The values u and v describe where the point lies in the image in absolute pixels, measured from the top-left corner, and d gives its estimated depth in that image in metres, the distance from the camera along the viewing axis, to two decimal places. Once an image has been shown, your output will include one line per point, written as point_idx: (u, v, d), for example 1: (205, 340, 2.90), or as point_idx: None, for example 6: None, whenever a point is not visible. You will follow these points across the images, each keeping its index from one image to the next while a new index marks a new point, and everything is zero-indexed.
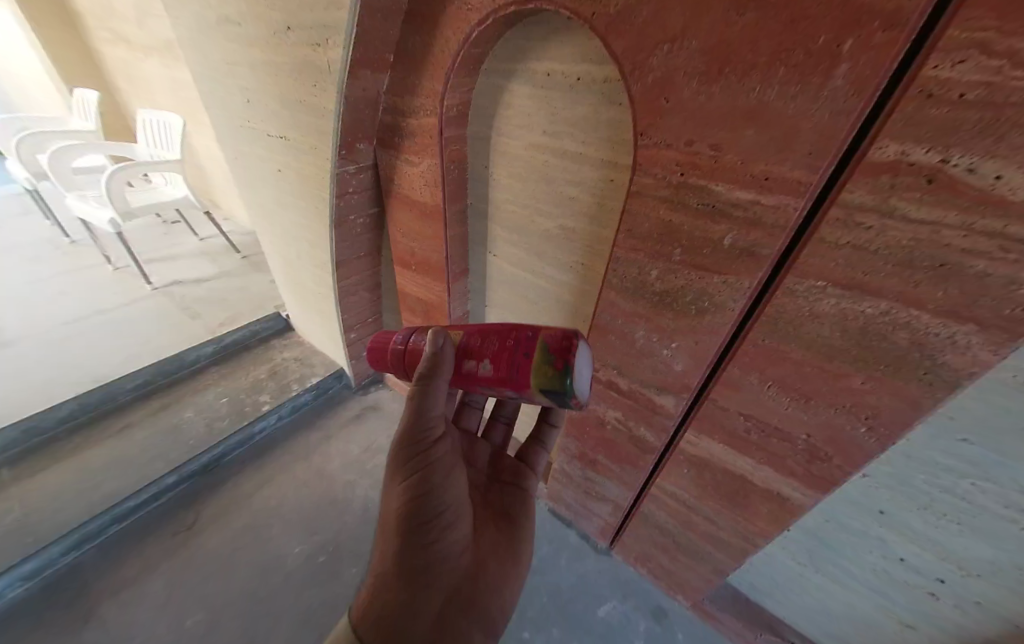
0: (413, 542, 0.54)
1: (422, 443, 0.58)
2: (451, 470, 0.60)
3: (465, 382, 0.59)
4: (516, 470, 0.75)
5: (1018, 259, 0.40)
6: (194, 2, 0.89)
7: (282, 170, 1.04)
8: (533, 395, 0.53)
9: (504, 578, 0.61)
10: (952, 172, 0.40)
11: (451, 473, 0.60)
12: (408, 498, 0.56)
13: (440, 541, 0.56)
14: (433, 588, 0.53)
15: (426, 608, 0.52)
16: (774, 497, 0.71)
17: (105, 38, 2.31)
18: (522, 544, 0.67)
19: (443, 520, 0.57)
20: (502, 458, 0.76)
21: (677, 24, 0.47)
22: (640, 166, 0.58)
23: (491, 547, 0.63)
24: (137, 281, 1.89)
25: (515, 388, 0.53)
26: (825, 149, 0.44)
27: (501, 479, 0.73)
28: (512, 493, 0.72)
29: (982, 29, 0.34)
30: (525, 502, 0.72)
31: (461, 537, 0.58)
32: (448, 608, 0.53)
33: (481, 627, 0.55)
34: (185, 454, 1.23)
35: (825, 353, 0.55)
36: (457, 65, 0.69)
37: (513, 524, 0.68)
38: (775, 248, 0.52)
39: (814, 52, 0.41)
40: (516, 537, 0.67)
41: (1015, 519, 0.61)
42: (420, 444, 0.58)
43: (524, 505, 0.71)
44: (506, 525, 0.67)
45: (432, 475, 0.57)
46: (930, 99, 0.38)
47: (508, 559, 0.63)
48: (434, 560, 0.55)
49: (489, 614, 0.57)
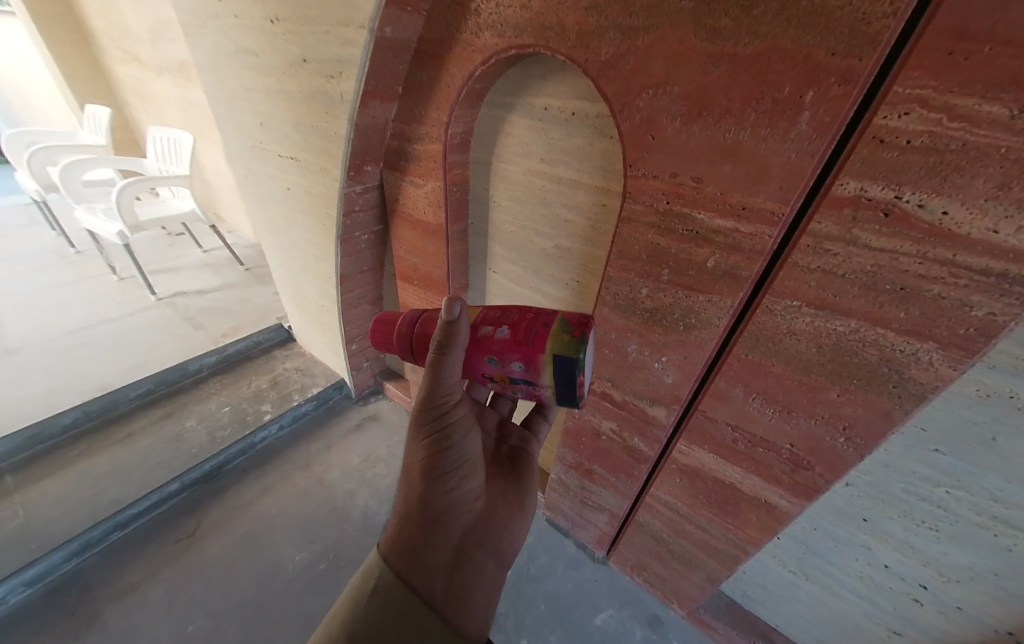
0: (434, 489, 0.57)
1: (443, 403, 0.61)
2: (468, 428, 0.64)
3: (475, 351, 0.61)
4: (522, 435, 0.79)
5: (967, 284, 0.45)
6: (213, 33, 0.95)
7: (291, 188, 1.08)
8: (543, 364, 0.57)
9: (513, 524, 0.65)
10: (905, 208, 0.45)
11: (469, 430, 0.64)
12: (430, 450, 0.59)
13: (458, 490, 0.59)
14: (452, 527, 0.57)
15: (447, 541, 0.55)
16: (762, 505, 0.74)
17: (117, 57, 2.39)
18: (529, 498, 0.71)
19: (460, 471, 0.60)
20: (508, 423, 0.80)
21: (660, 71, 0.52)
22: (629, 194, 0.63)
23: (501, 496, 0.67)
24: (141, 292, 1.93)
25: (527, 354, 0.57)
26: (793, 185, 0.49)
27: (508, 441, 0.77)
28: (519, 453, 0.76)
29: (922, 87, 0.40)
30: (531, 462, 0.76)
31: (477, 486, 0.62)
32: (465, 543, 0.57)
33: (494, 560, 0.59)
34: (187, 463, 1.25)
35: (803, 368, 0.59)
36: (461, 98, 0.75)
37: (520, 479, 0.72)
38: (754, 271, 0.56)
39: (780, 101, 0.46)
40: (524, 490, 0.71)
41: (987, 526, 0.65)
42: (440, 403, 0.60)
43: (530, 465, 0.76)
44: (514, 480, 0.71)
45: (451, 432, 0.61)
46: (882, 144, 0.44)
47: (516, 508, 0.67)
48: (452, 505, 0.58)
49: (499, 549, 0.61)
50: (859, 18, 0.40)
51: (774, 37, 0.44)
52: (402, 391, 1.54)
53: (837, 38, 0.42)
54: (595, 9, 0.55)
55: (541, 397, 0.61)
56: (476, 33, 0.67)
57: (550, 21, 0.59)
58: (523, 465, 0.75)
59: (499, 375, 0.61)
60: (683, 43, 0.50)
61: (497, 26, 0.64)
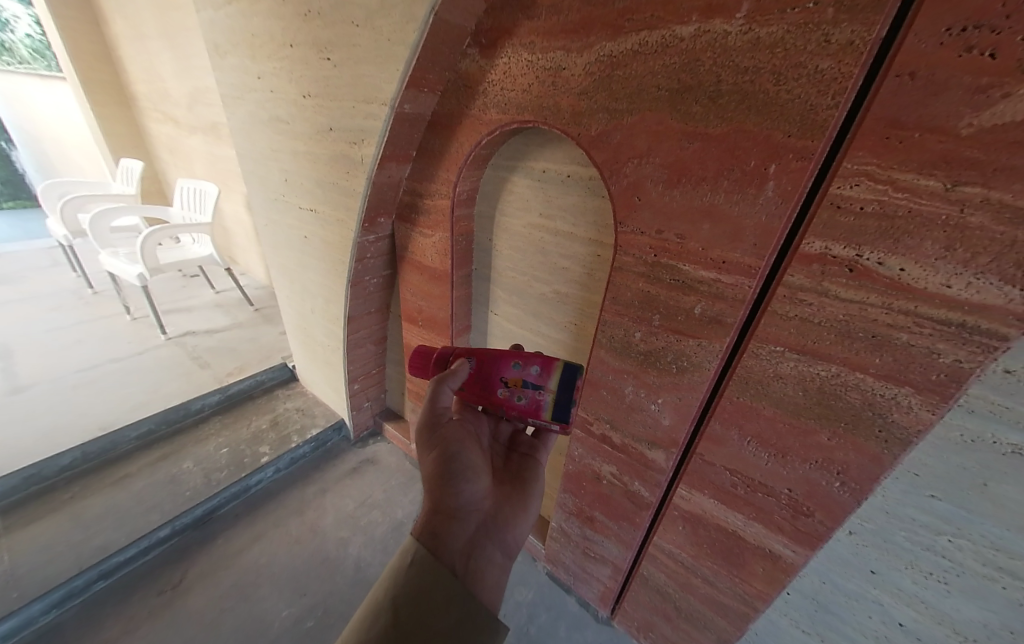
0: (444, 492, 0.62)
1: (441, 419, 0.69)
2: (466, 438, 0.70)
3: (502, 356, 0.72)
4: (531, 444, 0.80)
5: (932, 333, 0.48)
6: (250, 104, 1.07)
7: (308, 236, 1.16)
8: (555, 369, 0.71)
9: (518, 526, 0.67)
10: (866, 264, 0.50)
11: (468, 440, 0.70)
12: (435, 459, 0.65)
13: (466, 491, 0.63)
14: (464, 522, 0.61)
15: (461, 533, 0.59)
16: (768, 555, 0.72)
17: (154, 117, 2.61)
18: (536, 502, 0.72)
19: (466, 473, 0.65)
20: (518, 433, 0.81)
21: (643, 145, 0.60)
22: (620, 247, 0.69)
23: (510, 498, 0.69)
24: (151, 331, 1.97)
25: (545, 360, 0.71)
26: (766, 243, 0.55)
27: (518, 450, 0.78)
28: (527, 460, 0.76)
29: (867, 163, 0.46)
30: (540, 468, 0.76)
31: (484, 487, 0.66)
32: (477, 535, 0.61)
33: (502, 551, 0.61)
34: (180, 506, 1.23)
35: (792, 411, 0.61)
36: (468, 161, 0.84)
37: (527, 483, 0.73)
38: (738, 317, 0.61)
39: (748, 172, 0.53)
40: (531, 494, 0.72)
41: (992, 576, 0.64)
42: (438, 420, 0.68)
43: (536, 469, 0.76)
44: (523, 484, 0.72)
45: (452, 443, 0.67)
46: (839, 209, 0.49)
47: (524, 510, 0.69)
48: (462, 505, 0.62)
49: (506, 542, 0.63)
50: (808, 109, 0.48)
51: (738, 121, 0.52)
52: (401, 432, 1.54)
53: (792, 123, 0.49)
54: (585, 94, 0.63)
55: (540, 405, 0.72)
56: (484, 109, 0.76)
57: (547, 102, 0.68)
58: (530, 471, 0.75)
59: (516, 377, 0.72)
60: (661, 124, 0.58)
61: (501, 104, 0.73)
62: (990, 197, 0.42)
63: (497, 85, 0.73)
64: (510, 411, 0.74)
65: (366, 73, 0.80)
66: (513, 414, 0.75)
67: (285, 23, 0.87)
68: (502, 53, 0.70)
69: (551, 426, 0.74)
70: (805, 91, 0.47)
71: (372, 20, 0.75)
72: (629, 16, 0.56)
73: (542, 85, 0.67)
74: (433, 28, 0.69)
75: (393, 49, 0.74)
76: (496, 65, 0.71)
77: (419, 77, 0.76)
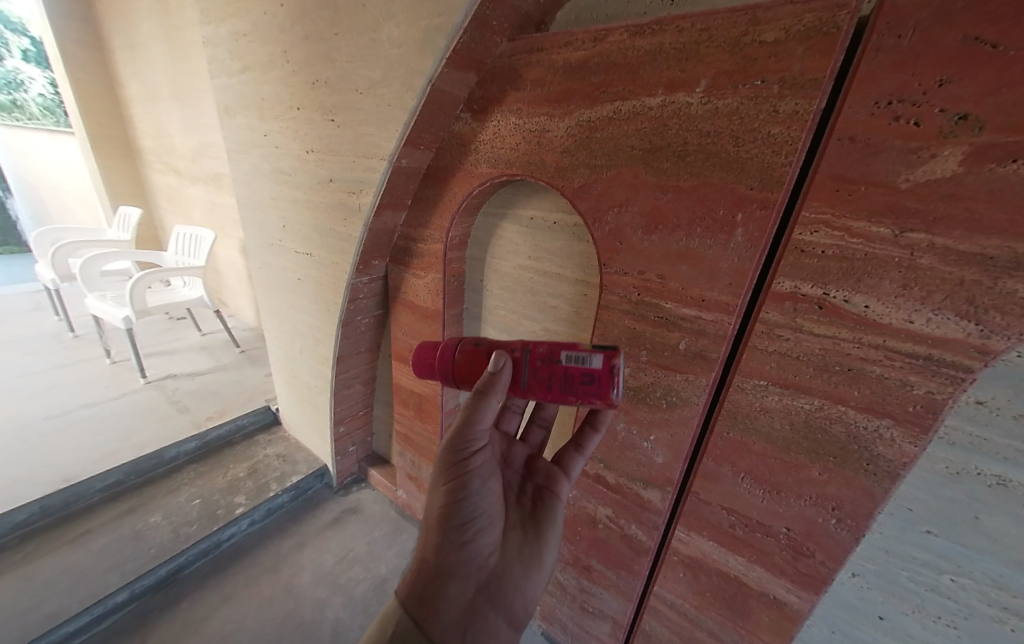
0: (447, 543, 0.58)
1: (464, 454, 0.62)
2: (487, 476, 0.64)
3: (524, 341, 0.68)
4: (550, 473, 0.73)
5: (903, 365, 0.51)
6: (253, 157, 1.13)
7: (302, 279, 1.19)
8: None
9: (527, 581, 0.62)
10: (834, 302, 0.53)
11: (488, 479, 0.64)
12: (445, 501, 0.60)
13: (473, 543, 0.60)
14: (463, 582, 0.57)
15: (458, 596, 0.56)
16: (772, 602, 0.70)
17: (157, 168, 2.71)
18: (549, 550, 0.67)
19: (475, 523, 0.60)
20: (536, 460, 0.75)
21: (621, 195, 0.66)
22: (605, 286, 0.72)
23: (519, 548, 0.64)
24: (131, 375, 1.93)
25: None
26: (740, 283, 0.59)
27: (533, 480, 0.73)
28: (543, 498, 0.71)
29: (822, 213, 0.51)
30: (557, 507, 0.71)
31: (493, 539, 0.62)
32: (477, 599, 0.57)
33: (505, 620, 0.58)
34: (143, 565, 1.15)
35: (781, 446, 0.62)
36: (461, 209, 0.89)
37: (541, 526, 0.68)
38: (721, 352, 0.63)
39: (718, 220, 0.58)
40: (543, 542, 0.67)
41: (1001, 619, 0.61)
42: (461, 454, 0.61)
43: (554, 511, 0.70)
44: (534, 530, 0.67)
45: (471, 482, 0.62)
46: (803, 253, 0.54)
47: (534, 562, 0.64)
48: (464, 560, 0.58)
49: (512, 608, 0.59)
50: (765, 166, 0.53)
51: (705, 176, 0.58)
52: (388, 479, 1.48)
53: (753, 178, 0.54)
54: (567, 152, 0.69)
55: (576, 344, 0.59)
56: (476, 164, 0.82)
57: (533, 158, 0.74)
58: (546, 512, 0.70)
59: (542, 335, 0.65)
60: (638, 178, 0.63)
61: (492, 160, 0.79)
62: (935, 242, 0.47)
63: (489, 144, 0.79)
64: (536, 354, 0.60)
65: (367, 132, 0.87)
66: (540, 364, 0.59)
67: (293, 89, 0.95)
68: (492, 117, 0.77)
69: (593, 366, 0.56)
70: (762, 151, 0.53)
71: (374, 89, 0.82)
72: (604, 89, 0.63)
73: (529, 144, 0.73)
74: (430, 97, 0.76)
75: (392, 113, 0.81)
76: (488, 127, 0.78)
77: (416, 137, 0.82)
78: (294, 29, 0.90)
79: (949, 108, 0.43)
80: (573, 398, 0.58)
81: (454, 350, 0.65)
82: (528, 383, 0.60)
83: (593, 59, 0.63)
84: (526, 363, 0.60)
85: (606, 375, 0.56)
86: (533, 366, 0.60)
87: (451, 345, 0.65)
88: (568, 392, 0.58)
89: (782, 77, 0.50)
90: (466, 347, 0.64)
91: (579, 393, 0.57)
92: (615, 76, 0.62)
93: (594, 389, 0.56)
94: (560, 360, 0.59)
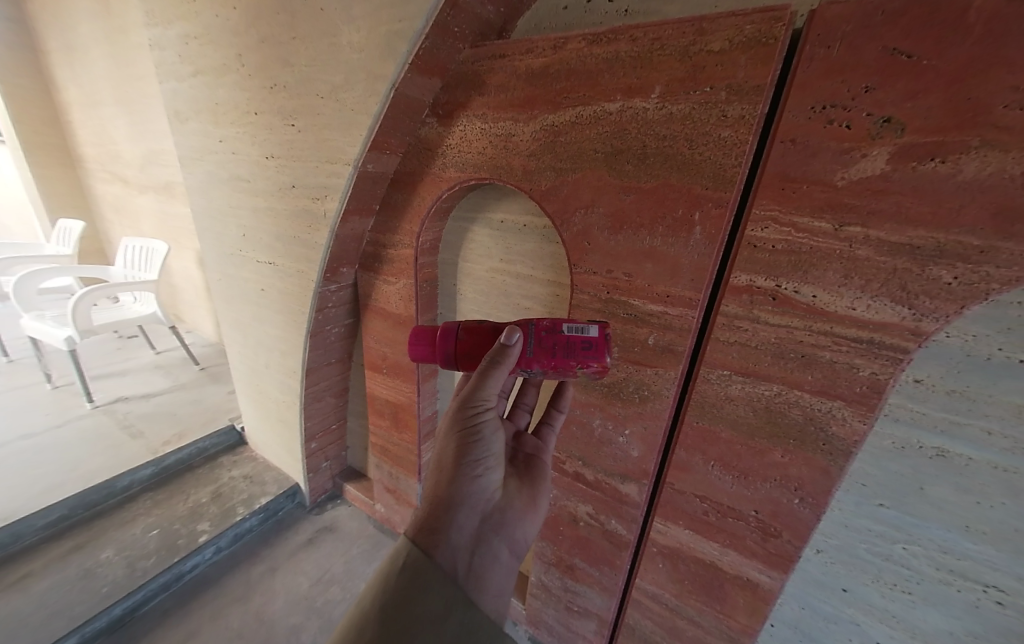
0: (459, 478, 0.58)
1: (482, 401, 0.60)
2: (496, 423, 0.64)
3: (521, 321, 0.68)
4: (537, 444, 0.75)
5: (849, 349, 0.55)
6: (208, 163, 1.09)
7: (265, 289, 1.15)
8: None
9: (525, 521, 0.64)
10: (786, 293, 0.57)
11: (497, 425, 0.64)
12: (460, 439, 0.59)
13: (483, 478, 0.60)
14: (471, 513, 0.58)
15: (467, 525, 0.56)
16: (746, 584, 0.72)
17: (101, 177, 2.54)
18: (545, 495, 0.69)
19: (487, 462, 0.61)
20: (523, 432, 0.75)
21: (587, 197, 0.68)
22: (576, 286, 0.74)
23: (519, 491, 0.66)
24: (75, 400, 1.78)
25: None
26: (701, 277, 0.61)
27: (522, 449, 0.73)
28: (535, 458, 0.72)
29: (770, 210, 0.55)
30: (546, 466, 0.72)
31: (498, 477, 0.62)
32: (483, 528, 0.58)
33: (509, 548, 0.60)
34: (93, 607, 1.06)
35: (746, 432, 0.65)
36: (430, 214, 0.89)
37: (537, 476, 0.69)
38: (687, 345, 0.66)
39: (678, 219, 0.61)
40: (538, 490, 0.68)
41: (947, 580, 0.66)
42: (480, 399, 0.60)
43: (545, 466, 0.72)
44: (532, 478, 0.69)
45: (483, 425, 0.61)
46: (756, 248, 0.57)
47: (531, 504, 0.66)
48: (474, 494, 0.59)
49: (514, 538, 0.61)
50: (718, 167, 0.57)
51: (665, 177, 0.61)
52: (364, 493, 1.43)
53: (707, 178, 0.58)
54: (533, 156, 0.71)
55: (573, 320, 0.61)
56: (443, 169, 0.83)
57: (500, 162, 0.75)
58: (537, 469, 0.71)
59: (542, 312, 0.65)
60: (601, 180, 0.66)
61: (459, 164, 0.80)
62: (870, 234, 0.51)
63: (456, 149, 0.80)
64: (540, 325, 0.60)
65: (329, 137, 0.85)
66: (545, 334, 0.59)
67: (250, 94, 0.92)
68: (457, 122, 0.78)
69: (590, 333, 0.59)
70: (714, 153, 0.56)
71: (336, 93, 0.81)
72: (565, 94, 0.65)
73: (495, 149, 0.74)
74: (394, 101, 0.76)
75: (356, 118, 0.80)
76: (454, 131, 0.79)
77: (381, 141, 0.81)
78: (249, 33, 0.87)
79: (875, 112, 0.47)
80: (575, 363, 0.58)
81: (458, 328, 0.63)
82: (534, 351, 0.59)
83: (554, 65, 0.65)
84: (530, 334, 0.60)
85: (602, 340, 0.59)
86: (538, 336, 0.59)
87: (455, 324, 0.63)
88: (570, 358, 0.59)
89: (729, 84, 0.54)
90: (470, 326, 0.63)
91: (581, 359, 0.58)
92: (575, 81, 0.64)
93: (592, 353, 0.58)
94: (562, 328, 0.59)
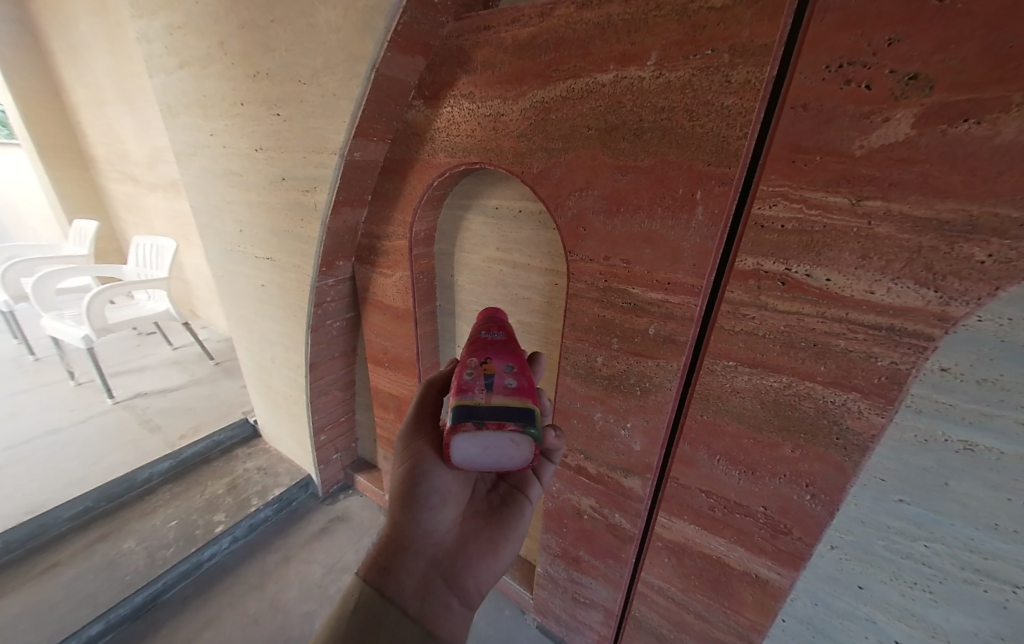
0: (403, 517, 0.59)
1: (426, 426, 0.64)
2: None
3: (515, 356, 0.62)
4: (523, 477, 0.70)
5: (866, 337, 0.51)
6: (202, 159, 1.07)
7: (265, 284, 1.14)
8: (517, 399, 0.54)
9: (482, 568, 0.62)
10: (796, 277, 0.52)
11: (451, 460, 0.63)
12: (404, 476, 0.61)
13: (427, 519, 0.60)
14: (418, 555, 0.58)
15: (414, 567, 0.57)
16: (755, 581, 0.70)
17: (113, 177, 2.59)
18: (508, 542, 0.65)
19: (432, 501, 0.61)
20: None
21: (581, 179, 0.64)
22: (573, 274, 0.70)
23: (476, 534, 0.63)
24: (96, 396, 1.84)
25: (525, 386, 0.57)
26: (704, 262, 0.57)
27: (507, 480, 0.70)
28: (513, 496, 0.68)
29: (781, 186, 0.50)
30: (525, 510, 0.68)
31: (449, 518, 0.62)
32: (433, 573, 0.58)
33: (459, 598, 0.58)
34: (117, 595, 1.10)
35: (754, 425, 0.61)
36: (422, 203, 0.86)
37: (503, 522, 0.65)
38: (690, 335, 0.62)
39: (679, 198, 0.57)
40: (502, 534, 0.65)
41: (973, 580, 0.61)
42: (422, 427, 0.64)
43: (520, 510, 0.67)
44: (497, 524, 0.65)
45: (428, 461, 0.61)
46: (763, 229, 0.52)
47: (490, 551, 0.63)
48: (419, 535, 0.59)
49: (465, 588, 0.59)
50: (721, 140, 0.52)
51: (663, 153, 0.56)
52: (373, 484, 1.45)
53: (709, 153, 0.53)
54: (524, 137, 0.67)
55: (459, 396, 0.55)
56: (433, 154, 0.79)
57: (490, 145, 0.71)
58: (511, 510, 0.67)
59: (495, 367, 0.59)
60: (596, 159, 0.61)
61: (449, 148, 0.76)
62: (892, 208, 0.46)
63: (444, 133, 0.76)
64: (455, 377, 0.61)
65: (315, 125, 0.83)
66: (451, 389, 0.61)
67: (235, 84, 0.90)
68: (445, 104, 0.74)
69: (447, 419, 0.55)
70: (717, 124, 0.52)
71: (318, 79, 0.78)
72: (555, 66, 0.61)
73: (484, 130, 0.71)
74: (376, 83, 0.72)
75: (339, 103, 0.77)
76: (442, 114, 0.75)
77: (366, 128, 0.78)
78: (229, 20, 0.84)
79: (899, 69, 0.42)
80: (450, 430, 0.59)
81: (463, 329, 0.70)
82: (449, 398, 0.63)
83: (542, 35, 0.60)
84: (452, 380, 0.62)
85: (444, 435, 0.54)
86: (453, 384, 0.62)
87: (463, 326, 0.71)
88: None
89: (732, 44, 0.49)
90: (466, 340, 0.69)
91: None
92: (565, 52, 0.59)
93: None
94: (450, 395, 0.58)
